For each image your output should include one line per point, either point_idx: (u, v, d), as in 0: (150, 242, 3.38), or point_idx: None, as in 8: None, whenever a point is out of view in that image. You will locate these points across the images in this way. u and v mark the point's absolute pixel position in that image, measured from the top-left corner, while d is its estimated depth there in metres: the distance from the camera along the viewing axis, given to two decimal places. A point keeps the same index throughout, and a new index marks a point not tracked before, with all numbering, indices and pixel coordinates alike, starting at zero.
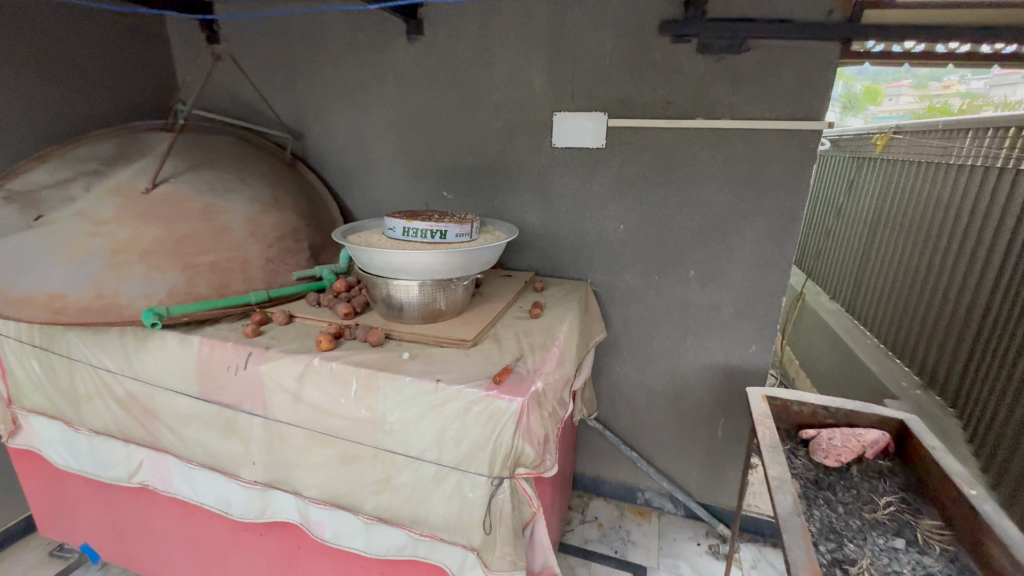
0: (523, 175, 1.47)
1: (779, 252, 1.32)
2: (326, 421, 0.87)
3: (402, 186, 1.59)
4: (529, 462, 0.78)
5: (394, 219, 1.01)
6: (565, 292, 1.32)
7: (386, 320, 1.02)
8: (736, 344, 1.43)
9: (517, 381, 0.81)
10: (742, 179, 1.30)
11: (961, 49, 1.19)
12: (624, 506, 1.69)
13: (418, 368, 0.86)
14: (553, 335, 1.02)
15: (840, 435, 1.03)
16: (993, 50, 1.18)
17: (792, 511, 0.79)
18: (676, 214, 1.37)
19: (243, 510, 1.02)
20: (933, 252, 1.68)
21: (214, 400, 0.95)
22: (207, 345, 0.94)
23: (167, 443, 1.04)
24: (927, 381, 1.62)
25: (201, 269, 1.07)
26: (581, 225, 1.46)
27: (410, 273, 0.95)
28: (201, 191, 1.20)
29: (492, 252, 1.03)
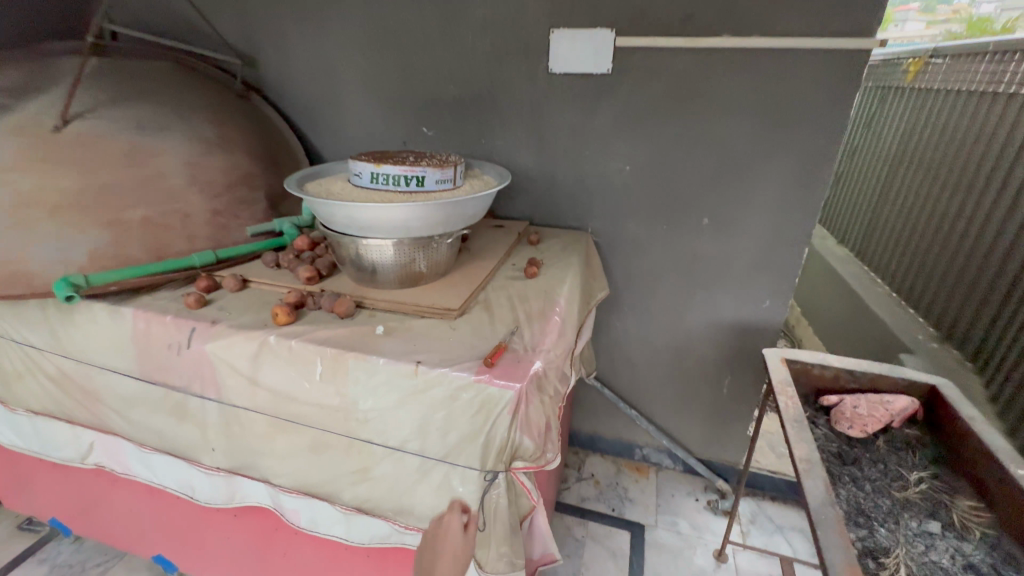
0: (513, 108, 1.26)
1: (806, 197, 1.16)
2: (290, 407, 0.75)
3: (373, 121, 1.37)
4: (528, 455, 0.67)
5: (359, 163, 0.84)
6: (564, 244, 1.16)
7: (357, 284, 0.87)
8: (749, 299, 1.30)
9: (513, 362, 0.68)
10: (769, 111, 1.11)
11: None
12: (621, 462, 1.64)
13: (395, 346, 0.72)
14: (553, 301, 0.88)
15: (867, 403, 0.94)
16: None
17: (824, 502, 0.70)
18: (691, 153, 1.19)
19: (209, 496, 0.92)
20: (963, 196, 1.52)
21: (158, 382, 0.81)
22: (142, 320, 0.79)
23: (116, 426, 0.91)
24: (945, 334, 1.53)
25: (130, 226, 0.89)
26: (581, 167, 1.28)
27: (381, 230, 0.79)
28: (124, 127, 0.98)
29: (480, 203, 0.87)
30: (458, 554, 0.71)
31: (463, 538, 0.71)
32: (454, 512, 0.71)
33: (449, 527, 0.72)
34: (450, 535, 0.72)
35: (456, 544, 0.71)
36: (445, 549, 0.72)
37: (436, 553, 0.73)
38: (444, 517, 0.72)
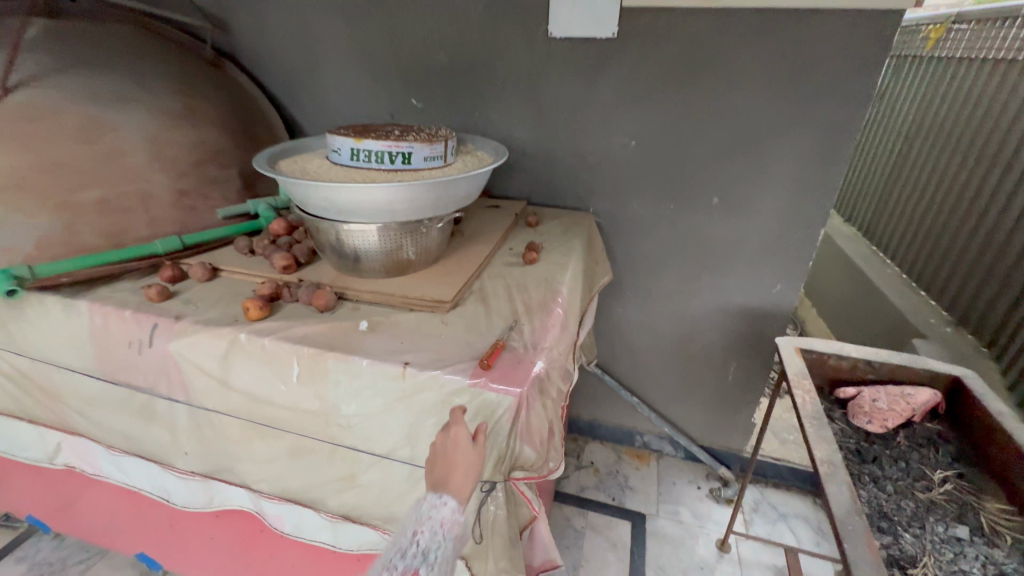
0: (509, 77, 1.15)
1: (825, 175, 1.07)
2: (265, 411, 0.68)
3: (357, 92, 1.26)
4: (529, 465, 0.61)
5: (338, 138, 0.75)
6: (565, 226, 1.08)
7: (338, 273, 0.79)
8: (759, 283, 1.23)
9: (511, 363, 0.62)
10: (788, 79, 1.01)
11: None
12: (621, 449, 1.60)
13: (380, 344, 0.65)
14: (554, 289, 0.80)
15: (886, 396, 0.88)
16: None
17: (850, 512, 0.64)
18: (702, 127, 1.10)
19: (186, 500, 0.86)
20: (982, 174, 1.44)
21: (121, 382, 0.74)
22: (99, 314, 0.72)
23: (81, 427, 0.84)
24: (959, 318, 1.47)
25: (84, 209, 0.80)
26: (583, 143, 1.19)
27: (363, 213, 0.71)
28: None
29: (474, 182, 0.79)
30: (471, 468, 0.54)
31: (474, 452, 0.54)
32: (456, 424, 0.54)
33: (454, 442, 0.54)
34: (455, 448, 0.54)
35: (464, 459, 0.54)
36: (452, 464, 0.54)
37: (441, 468, 0.54)
38: (445, 429, 0.54)
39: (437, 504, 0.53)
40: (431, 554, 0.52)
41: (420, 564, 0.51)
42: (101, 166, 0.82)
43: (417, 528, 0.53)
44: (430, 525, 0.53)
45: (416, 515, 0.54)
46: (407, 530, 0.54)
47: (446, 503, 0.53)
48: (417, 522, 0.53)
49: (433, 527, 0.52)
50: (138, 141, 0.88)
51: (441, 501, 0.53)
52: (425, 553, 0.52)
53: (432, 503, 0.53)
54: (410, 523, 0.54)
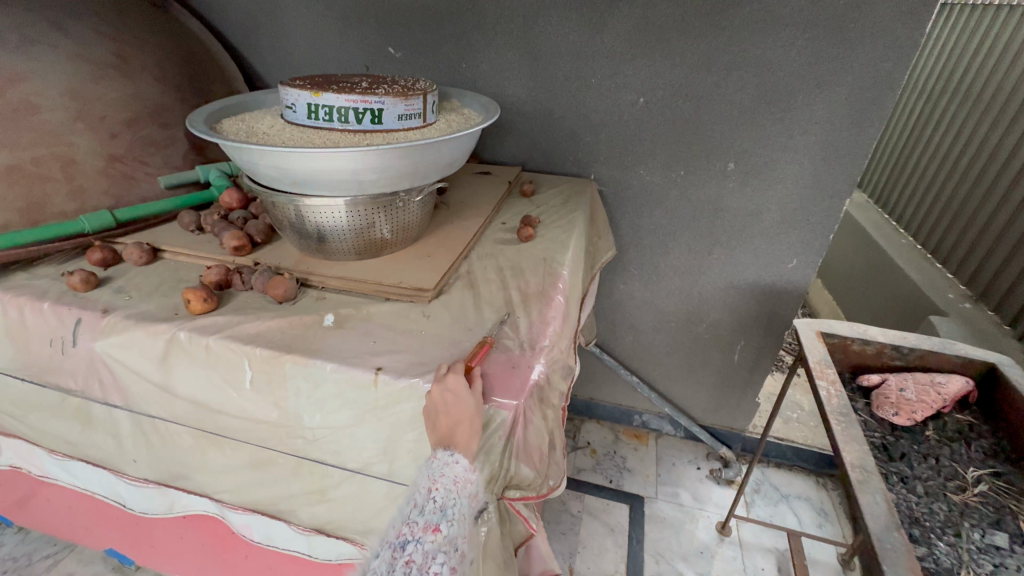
0: (502, 21, 1.00)
1: (858, 138, 0.96)
2: (216, 419, 0.58)
3: (327, 39, 1.10)
4: (526, 484, 0.52)
5: (292, 90, 0.62)
6: (564, 196, 0.96)
7: (302, 255, 0.67)
8: (774, 258, 1.14)
9: (503, 367, 0.52)
10: (823, 25, 0.88)
11: None
12: (619, 429, 1.54)
13: (350, 343, 0.54)
14: (553, 272, 0.69)
15: (916, 386, 0.81)
16: None
17: (889, 528, 0.57)
18: (721, 81, 0.97)
19: (144, 506, 0.77)
20: (1012, 138, 1.33)
21: (48, 383, 0.63)
22: (15, 306, 0.60)
23: (16, 430, 0.74)
24: (979, 293, 1.39)
25: None
26: (586, 100, 1.05)
27: (325, 185, 0.59)
28: None
29: (461, 146, 0.66)
30: (475, 421, 0.46)
31: (476, 403, 0.47)
32: (453, 375, 0.47)
33: (453, 394, 0.46)
34: (454, 402, 0.46)
35: (466, 413, 0.46)
36: (453, 420, 0.46)
37: (443, 426, 0.46)
38: (440, 381, 0.47)
39: (448, 462, 0.46)
40: (449, 510, 0.45)
41: (439, 521, 0.45)
42: (7, 125, 0.69)
43: (430, 484, 0.46)
44: (444, 482, 0.46)
45: (427, 470, 0.47)
46: (420, 485, 0.47)
47: (458, 461, 0.46)
48: (430, 478, 0.47)
49: (448, 483, 0.46)
50: (53, 95, 0.73)
51: (452, 459, 0.46)
52: (442, 509, 0.45)
53: (443, 462, 0.46)
54: (422, 478, 0.48)
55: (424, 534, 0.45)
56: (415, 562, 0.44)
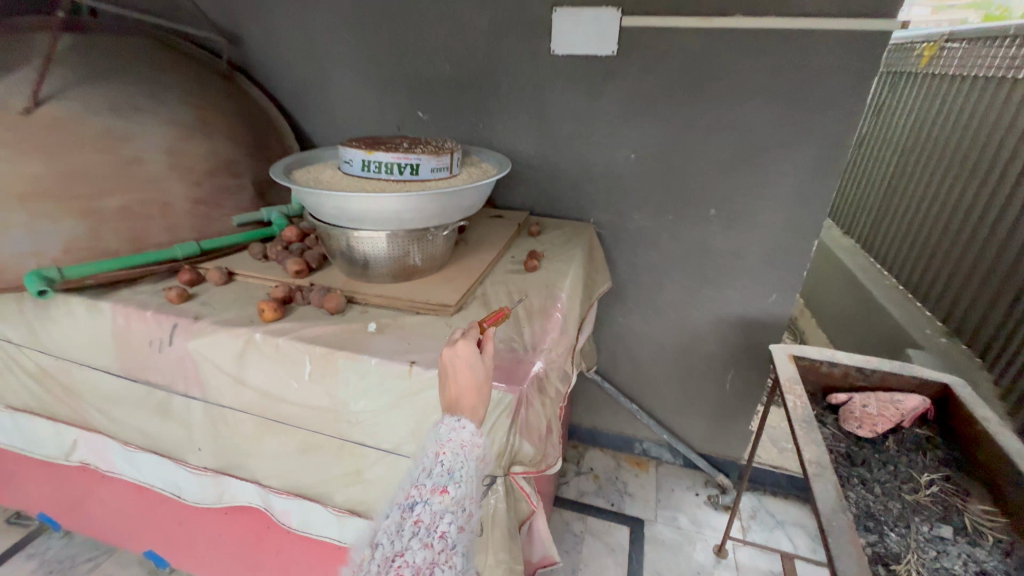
0: (515, 92, 1.20)
1: (821, 189, 1.11)
2: (278, 407, 0.71)
3: (368, 104, 1.31)
4: (528, 460, 0.64)
5: (350, 149, 0.79)
6: (566, 236, 1.12)
7: (348, 278, 0.83)
8: (757, 293, 1.27)
9: (512, 363, 0.65)
10: (785, 95, 1.05)
11: None
12: (621, 456, 1.62)
13: (388, 344, 0.68)
14: (554, 296, 0.83)
15: (876, 402, 0.91)
16: None
17: (836, 509, 0.67)
18: (700, 141, 1.14)
19: (198, 496, 0.89)
20: (977, 188, 1.47)
21: (139, 379, 0.78)
22: (122, 314, 0.75)
23: (99, 424, 0.88)
24: (953, 328, 1.50)
25: (107, 217, 0.84)
26: (587, 156, 1.23)
27: (373, 221, 0.75)
28: (100, 110, 0.92)
29: (479, 193, 0.82)
30: (481, 391, 0.58)
31: (480, 366, 0.58)
32: (462, 343, 0.58)
33: (461, 359, 0.57)
34: (463, 363, 0.58)
35: (474, 377, 0.57)
36: (464, 384, 0.57)
37: (455, 391, 0.58)
38: (452, 347, 0.58)
39: (456, 427, 0.57)
40: (456, 472, 0.56)
41: (446, 483, 0.55)
42: (122, 176, 0.87)
43: (439, 449, 0.57)
44: (451, 446, 0.56)
45: (435, 438, 0.58)
46: (429, 452, 0.57)
47: (465, 426, 0.57)
48: (438, 444, 0.57)
49: (454, 447, 0.56)
50: (156, 153, 0.93)
51: (459, 424, 0.57)
52: (449, 472, 0.56)
53: (451, 427, 0.57)
54: (430, 446, 0.58)
55: (432, 496, 0.54)
56: (424, 521, 0.53)
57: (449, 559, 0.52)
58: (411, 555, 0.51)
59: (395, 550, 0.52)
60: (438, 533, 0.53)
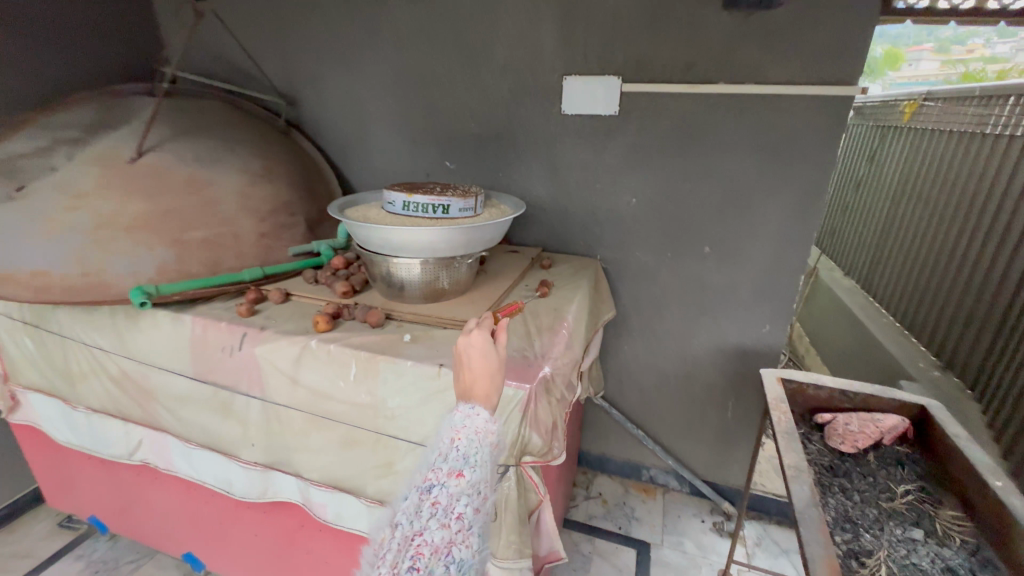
0: (530, 145, 1.38)
1: (803, 229, 1.24)
2: (325, 404, 0.84)
3: (402, 155, 1.51)
4: (536, 450, 0.76)
5: (393, 193, 0.96)
6: (574, 269, 1.26)
7: (386, 299, 0.98)
8: (751, 323, 1.37)
9: (524, 367, 0.78)
10: (766, 149, 1.20)
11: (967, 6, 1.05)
12: (628, 483, 1.68)
13: (420, 351, 0.82)
14: (561, 317, 0.97)
15: (858, 420, 0.99)
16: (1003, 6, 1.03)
17: (809, 504, 0.76)
18: (693, 187, 1.29)
19: (245, 491, 1.00)
20: (963, 231, 1.57)
21: (209, 381, 0.92)
22: (200, 325, 0.90)
23: (166, 423, 1.02)
24: (946, 363, 1.57)
25: (190, 246, 1.01)
26: (593, 200, 1.39)
27: (410, 250, 0.90)
28: (188, 160, 1.12)
29: (498, 228, 0.98)
30: (492, 379, 0.66)
31: (493, 354, 0.66)
32: (477, 332, 0.65)
33: (477, 346, 0.65)
34: (477, 351, 0.65)
35: (487, 364, 0.65)
36: (477, 370, 0.65)
37: (469, 377, 0.66)
38: (468, 336, 0.65)
39: (470, 414, 0.65)
40: (470, 457, 0.63)
41: (461, 468, 0.62)
42: (203, 213, 1.06)
43: (454, 435, 0.64)
44: (466, 432, 0.63)
45: (450, 424, 0.65)
46: (445, 438, 0.64)
47: (478, 413, 0.65)
48: (454, 430, 0.64)
49: (469, 433, 0.64)
50: (230, 195, 1.12)
51: (474, 411, 0.64)
52: (464, 457, 0.63)
53: (466, 414, 0.65)
54: (445, 432, 0.65)
55: (448, 479, 0.61)
56: (440, 503, 0.59)
57: (465, 538, 0.59)
58: (430, 535, 0.57)
59: (415, 529, 0.58)
60: (454, 515, 0.59)
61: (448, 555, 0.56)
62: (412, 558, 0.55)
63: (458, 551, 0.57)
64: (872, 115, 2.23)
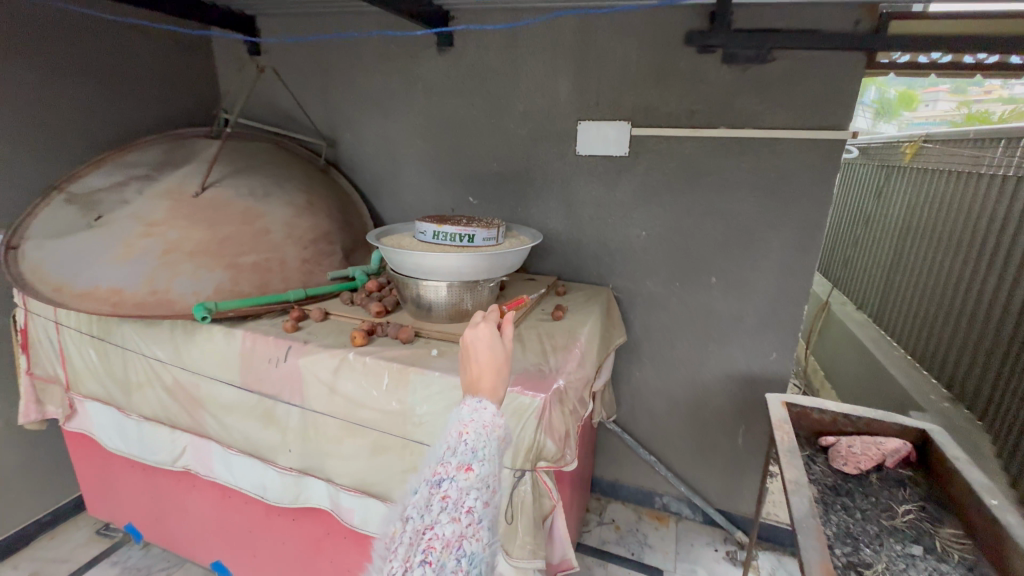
0: (547, 183, 1.50)
1: (803, 261, 1.32)
2: (359, 412, 0.93)
3: (429, 191, 1.64)
4: (550, 456, 0.83)
5: (424, 223, 1.07)
6: (587, 296, 1.35)
7: (415, 318, 1.08)
8: (758, 351, 1.43)
9: (540, 379, 0.86)
10: (765, 187, 1.30)
11: (943, 59, 1.16)
12: (641, 510, 1.70)
13: (445, 364, 0.91)
14: (574, 337, 1.05)
15: (861, 443, 1.03)
16: (977, 61, 1.14)
17: (807, 514, 0.81)
18: (698, 221, 1.39)
19: (278, 496, 1.08)
20: (969, 265, 1.62)
21: (255, 390, 1.02)
22: (250, 338, 1.01)
23: (210, 430, 1.11)
24: (956, 395, 1.59)
25: (243, 269, 1.14)
26: (605, 233, 1.49)
27: (439, 273, 1.00)
28: (243, 195, 1.26)
29: (518, 256, 1.08)
30: (498, 373, 0.65)
31: (499, 348, 0.65)
32: (484, 325, 0.65)
33: (484, 339, 0.64)
34: (483, 344, 0.65)
35: (493, 358, 0.65)
36: (483, 364, 0.65)
37: (475, 371, 0.65)
38: (474, 329, 0.65)
39: (477, 408, 0.64)
40: (479, 450, 0.61)
41: (471, 461, 0.60)
42: (255, 241, 1.19)
43: (462, 429, 0.62)
44: (474, 426, 0.63)
45: (458, 418, 0.64)
46: (452, 433, 0.63)
47: (486, 408, 0.64)
48: (461, 424, 0.63)
49: (477, 427, 0.63)
50: (278, 225, 1.25)
51: (481, 406, 0.64)
52: (473, 450, 0.61)
53: (473, 408, 0.64)
54: (453, 426, 0.64)
55: (458, 472, 0.59)
56: (451, 496, 0.58)
57: (475, 531, 0.58)
58: (441, 528, 0.56)
59: (426, 524, 0.56)
60: (464, 508, 0.58)
61: (459, 549, 0.55)
62: (424, 552, 0.54)
63: (469, 544, 0.56)
64: (878, 156, 2.33)
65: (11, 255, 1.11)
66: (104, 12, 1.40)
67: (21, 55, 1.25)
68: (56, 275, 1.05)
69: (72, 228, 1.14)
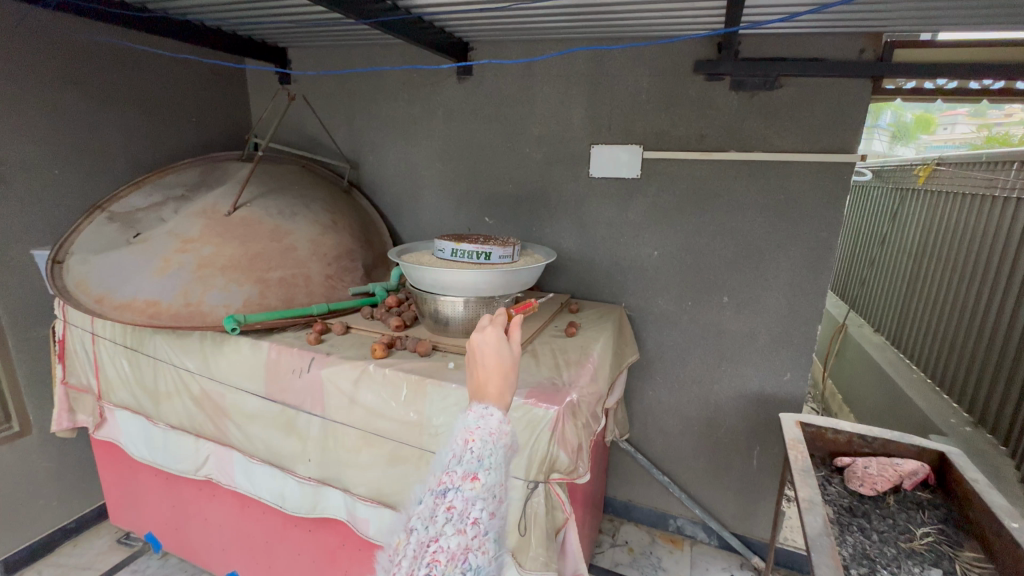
0: (561, 203, 1.55)
1: (815, 281, 1.33)
2: (378, 422, 0.96)
3: (447, 211, 1.70)
4: (563, 468, 0.85)
5: (444, 241, 1.11)
6: (599, 314, 1.37)
7: (432, 332, 1.11)
8: (772, 371, 1.43)
9: (553, 392, 0.88)
10: (775, 209, 1.32)
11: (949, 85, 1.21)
12: (655, 533, 1.68)
13: (462, 376, 0.94)
14: (587, 353, 1.08)
15: (877, 464, 1.02)
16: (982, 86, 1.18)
17: (820, 532, 0.81)
18: (710, 241, 1.41)
19: (296, 505, 1.11)
20: (987, 287, 1.61)
21: (278, 399, 1.06)
22: (276, 350, 1.06)
23: (234, 439, 1.15)
24: (977, 419, 1.56)
25: (270, 284, 1.19)
26: (617, 252, 1.52)
27: (457, 289, 1.05)
28: (271, 214, 1.33)
29: (532, 273, 1.11)
30: (505, 378, 0.66)
31: (505, 351, 0.67)
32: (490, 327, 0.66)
33: (489, 341, 0.66)
34: (489, 346, 0.66)
35: (500, 361, 0.66)
36: (490, 367, 0.66)
37: (481, 375, 0.66)
38: (481, 332, 0.66)
39: (484, 414, 0.65)
40: (485, 459, 0.62)
41: (476, 470, 0.60)
42: (282, 258, 1.25)
43: (468, 437, 0.63)
44: (480, 434, 0.62)
45: (464, 425, 0.64)
46: (458, 440, 0.64)
47: (492, 414, 0.64)
48: (468, 431, 0.64)
49: (483, 434, 0.63)
50: (303, 243, 1.31)
51: (488, 412, 0.65)
52: (479, 458, 0.61)
53: (479, 414, 0.64)
54: (460, 434, 0.64)
55: (463, 482, 0.60)
56: (456, 507, 0.59)
57: (481, 544, 0.58)
58: (445, 541, 0.56)
59: (430, 535, 0.57)
60: (470, 519, 0.58)
61: (465, 562, 0.56)
62: (428, 565, 0.55)
63: (474, 557, 0.56)
64: (892, 179, 2.33)
65: (56, 269, 1.18)
66: (150, 45, 1.51)
67: (73, 85, 1.35)
68: (98, 288, 1.12)
69: (113, 245, 1.21)
